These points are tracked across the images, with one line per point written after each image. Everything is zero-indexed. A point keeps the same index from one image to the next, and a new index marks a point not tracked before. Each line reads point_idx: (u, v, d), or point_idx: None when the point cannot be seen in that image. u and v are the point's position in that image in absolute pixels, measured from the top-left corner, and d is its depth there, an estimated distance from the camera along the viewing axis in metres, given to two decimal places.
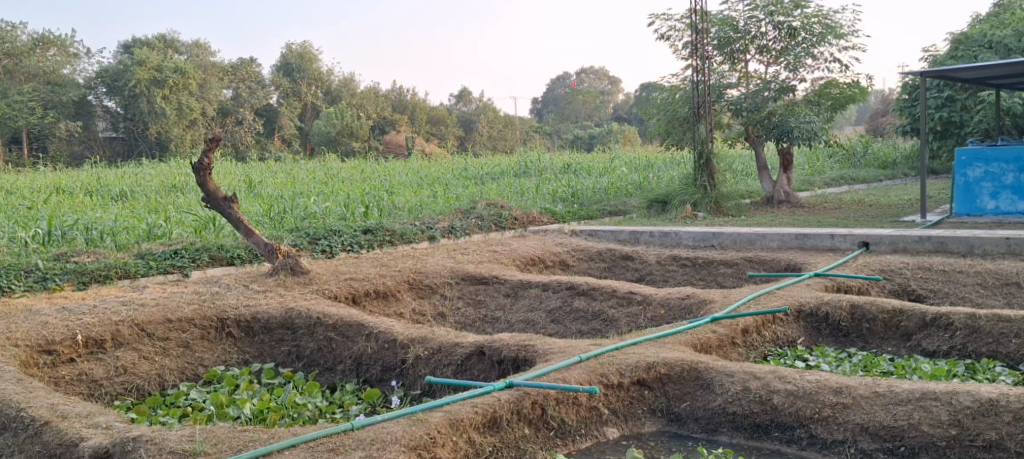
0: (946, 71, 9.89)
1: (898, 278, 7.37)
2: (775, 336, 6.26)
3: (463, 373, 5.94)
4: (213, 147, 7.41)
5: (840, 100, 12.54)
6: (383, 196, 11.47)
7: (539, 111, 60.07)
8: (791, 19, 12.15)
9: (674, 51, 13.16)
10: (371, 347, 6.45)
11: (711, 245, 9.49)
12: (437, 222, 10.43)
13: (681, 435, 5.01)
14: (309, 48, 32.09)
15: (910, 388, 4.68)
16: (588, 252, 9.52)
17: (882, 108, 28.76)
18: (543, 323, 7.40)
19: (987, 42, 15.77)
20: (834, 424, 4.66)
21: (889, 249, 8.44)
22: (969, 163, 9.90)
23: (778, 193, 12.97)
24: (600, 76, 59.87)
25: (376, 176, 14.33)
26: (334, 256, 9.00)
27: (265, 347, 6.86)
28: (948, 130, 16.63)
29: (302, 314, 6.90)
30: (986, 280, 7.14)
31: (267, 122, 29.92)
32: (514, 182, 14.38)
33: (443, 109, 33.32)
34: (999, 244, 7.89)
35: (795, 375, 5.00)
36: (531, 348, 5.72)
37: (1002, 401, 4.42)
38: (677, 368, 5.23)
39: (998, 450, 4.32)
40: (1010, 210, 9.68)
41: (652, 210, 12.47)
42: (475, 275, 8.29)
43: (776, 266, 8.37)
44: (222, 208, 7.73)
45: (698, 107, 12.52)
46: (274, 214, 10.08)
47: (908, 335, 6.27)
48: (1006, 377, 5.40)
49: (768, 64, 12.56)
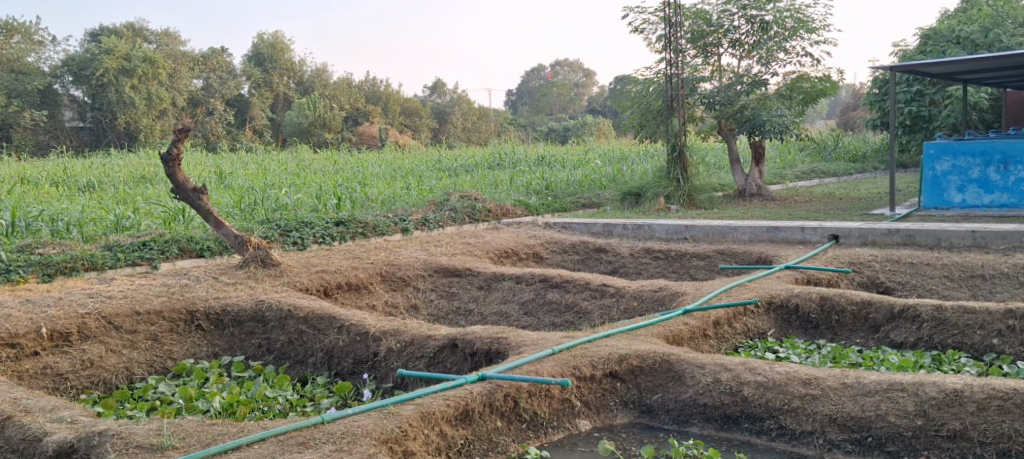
0: (916, 65, 9.93)
1: (867, 271, 7.44)
2: (746, 328, 6.31)
3: (435, 366, 5.92)
4: (182, 137, 7.30)
5: (812, 93, 12.62)
6: (356, 188, 11.39)
7: (513, 104, 60.04)
8: (763, 13, 12.22)
9: (647, 44, 13.17)
10: (343, 340, 6.42)
11: (684, 237, 9.53)
12: (410, 214, 10.38)
13: (652, 427, 5.04)
14: (280, 38, 31.80)
15: (878, 379, 4.74)
16: (561, 245, 9.53)
17: (852, 102, 29.05)
18: (516, 316, 7.39)
19: (956, 38, 15.98)
20: (802, 415, 4.70)
21: (858, 242, 8.52)
22: (937, 156, 10.00)
23: (750, 186, 13.07)
24: (574, 69, 59.92)
25: (349, 168, 14.23)
26: (305, 248, 8.93)
27: (235, 340, 6.79)
28: (917, 124, 16.82)
29: (273, 307, 6.85)
30: (952, 272, 7.24)
31: (238, 112, 29.62)
32: (488, 175, 14.36)
33: (416, 101, 33.18)
34: (965, 237, 8.00)
35: (765, 367, 5.04)
36: (503, 341, 5.71)
37: (966, 392, 4.49)
38: (649, 360, 5.26)
39: (962, 440, 4.39)
40: (976, 203, 9.82)
41: (626, 203, 12.51)
42: (448, 268, 8.27)
43: (747, 258, 8.43)
44: (191, 199, 7.63)
45: (671, 100, 12.56)
46: (245, 206, 9.99)
47: (876, 327, 6.34)
48: (970, 368, 5.48)
49: (741, 58, 12.64)
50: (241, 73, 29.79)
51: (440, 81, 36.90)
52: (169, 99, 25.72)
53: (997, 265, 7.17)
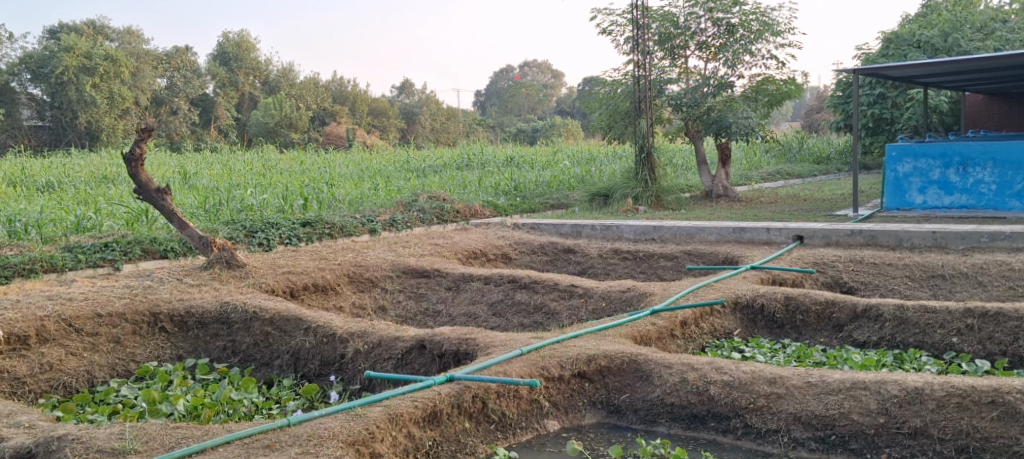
0: (878, 69, 10.07)
1: (831, 271, 7.54)
2: (712, 328, 6.36)
3: (403, 368, 5.90)
4: (146, 137, 7.20)
5: (777, 96, 12.77)
6: (323, 188, 11.31)
7: (482, 104, 60.04)
8: (729, 15, 12.35)
9: (615, 46, 13.23)
10: (309, 341, 6.37)
11: (652, 238, 9.59)
12: (378, 215, 10.34)
13: (620, 427, 5.07)
14: (246, 37, 31.48)
15: (841, 378, 4.80)
16: (530, 245, 9.53)
17: (816, 105, 29.46)
18: (484, 317, 7.40)
19: (916, 42, 16.25)
20: (767, 413, 4.75)
21: (822, 242, 8.63)
22: (899, 158, 10.16)
23: (717, 187, 13.19)
24: (543, 70, 60.06)
25: (316, 168, 14.13)
26: (271, 249, 8.87)
27: (199, 342, 6.70)
28: (879, 126, 17.08)
29: (238, 308, 6.78)
30: (914, 272, 7.35)
31: (203, 112, 29.26)
32: (456, 175, 14.35)
33: (385, 101, 33.04)
34: (926, 237, 8.14)
35: (731, 366, 5.08)
36: (472, 342, 5.71)
37: (927, 390, 4.57)
38: (617, 360, 5.28)
39: (922, 437, 4.46)
40: (936, 204, 10.00)
41: (594, 203, 12.57)
42: (416, 268, 8.23)
43: (714, 259, 8.51)
44: (155, 200, 7.53)
45: (638, 102, 12.64)
46: (209, 206, 9.87)
47: (840, 326, 6.42)
48: (931, 366, 5.58)
49: (707, 60, 12.74)
50: (206, 72, 29.42)
51: (409, 81, 36.79)
52: (132, 98, 25.32)
53: (956, 265, 7.29)
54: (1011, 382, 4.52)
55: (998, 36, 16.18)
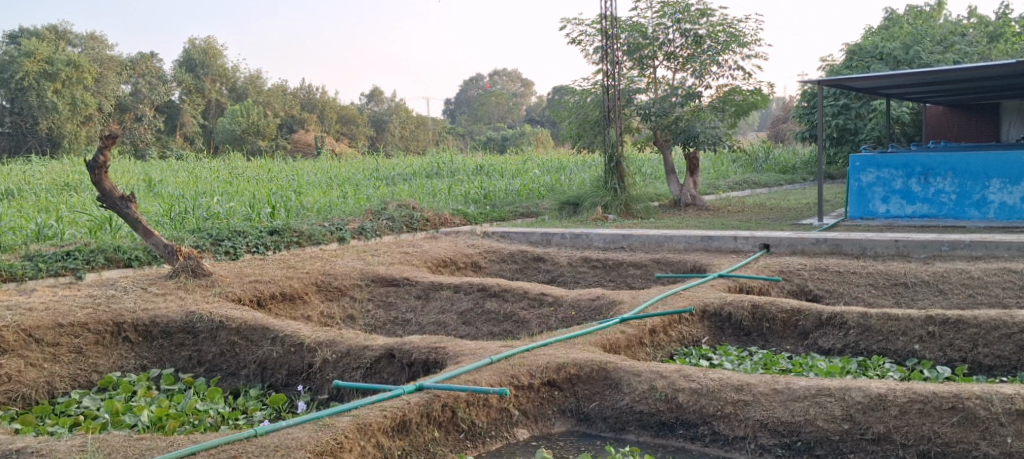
0: (842, 80, 10.20)
1: (797, 279, 7.64)
2: (681, 336, 6.41)
3: (372, 377, 5.87)
4: (110, 144, 7.11)
5: (743, 106, 12.91)
6: (291, 196, 11.24)
7: (451, 112, 60.03)
8: (697, 26, 12.48)
9: (585, 55, 13.31)
10: (277, 351, 6.32)
11: (621, 246, 9.66)
12: (346, 223, 10.29)
13: (590, 435, 5.09)
14: (213, 43, 31.20)
15: (807, 385, 4.84)
16: (500, 254, 9.53)
17: (782, 115, 29.83)
18: (454, 325, 7.40)
19: (879, 54, 16.54)
20: (735, 420, 4.79)
21: (788, 250, 8.74)
22: (862, 168, 10.31)
23: (685, 196, 13.30)
24: (513, 79, 60.17)
25: (283, 175, 14.04)
26: (238, 257, 8.79)
27: (164, 352, 6.62)
28: (844, 136, 17.34)
29: (204, 318, 6.70)
30: (877, 280, 7.46)
31: (168, 119, 28.93)
32: (426, 183, 14.32)
33: (354, 109, 32.92)
34: (889, 246, 8.27)
35: (699, 373, 5.11)
36: (441, 350, 5.68)
37: (889, 396, 4.63)
38: (587, 368, 5.30)
39: (886, 443, 4.52)
40: (899, 213, 10.17)
41: (564, 212, 12.62)
42: (385, 277, 8.20)
43: (682, 267, 8.57)
44: (119, 208, 7.44)
45: (608, 111, 12.75)
46: (175, 214, 9.75)
47: (805, 333, 6.50)
48: (894, 373, 5.67)
49: (676, 70, 12.85)
50: (172, 78, 29.09)
51: (378, 89, 36.69)
52: (95, 105, 24.95)
53: (918, 273, 7.42)
54: (971, 388, 4.60)
55: (957, 50, 16.53)
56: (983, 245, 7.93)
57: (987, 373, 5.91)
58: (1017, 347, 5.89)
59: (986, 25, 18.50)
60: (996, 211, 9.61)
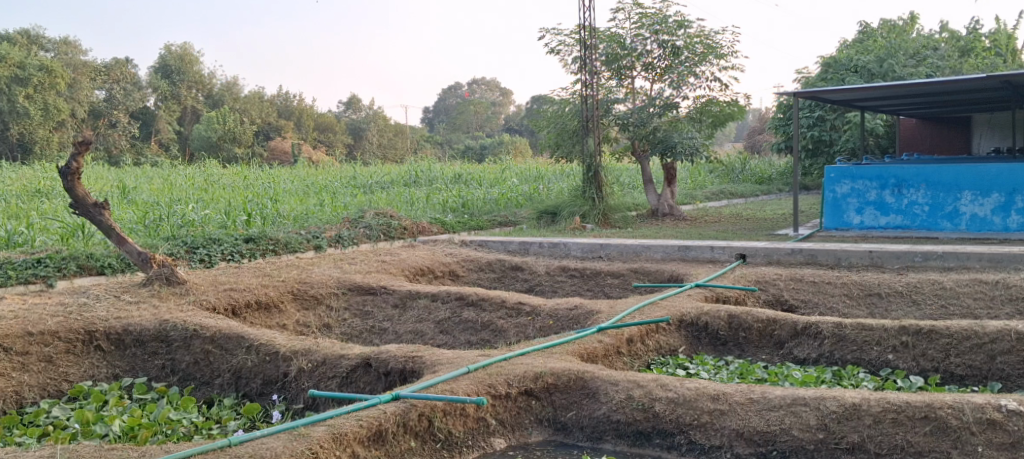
0: (817, 92, 10.31)
1: (772, 289, 7.70)
2: (658, 346, 6.43)
3: (348, 386, 5.83)
4: (83, 150, 7.04)
5: (720, 117, 13.00)
6: (267, 204, 11.16)
7: (429, 121, 59.99)
8: (674, 38, 12.56)
9: (563, 65, 13.35)
10: (251, 360, 6.26)
11: (598, 256, 9.69)
12: (323, 231, 10.24)
13: (567, 444, 5.08)
14: (189, 49, 30.99)
15: (782, 394, 4.87)
16: (478, 263, 9.51)
17: (758, 126, 30.12)
18: (431, 335, 7.38)
19: (853, 67, 16.73)
20: (711, 430, 4.80)
21: (764, 260, 8.80)
22: (837, 180, 10.43)
23: (662, 206, 13.37)
24: (491, 88, 60.29)
25: (260, 183, 13.95)
26: (213, 265, 8.72)
27: (137, 361, 6.55)
28: (819, 148, 17.54)
29: (178, 326, 6.63)
30: (852, 291, 7.53)
31: (143, 125, 28.66)
32: (404, 192, 14.28)
33: (331, 116, 32.86)
34: (863, 256, 8.35)
35: (676, 383, 5.13)
36: (418, 360, 5.66)
37: (864, 406, 4.66)
38: (564, 378, 5.29)
39: (860, 452, 4.55)
40: (873, 224, 10.28)
41: (542, 221, 12.63)
42: (362, 286, 8.15)
43: (659, 277, 8.60)
44: (92, 215, 7.35)
45: (586, 121, 12.86)
46: (149, 221, 9.66)
47: (781, 343, 6.55)
48: (868, 382, 5.71)
49: (653, 81, 12.92)
50: (147, 84, 28.82)
51: (356, 97, 36.62)
52: (67, 110, 24.63)
53: (892, 284, 7.49)
54: (943, 398, 4.65)
55: (930, 63, 16.78)
56: (955, 256, 8.02)
57: (959, 383, 5.96)
58: (988, 357, 5.94)
59: (957, 39, 18.79)
60: (968, 222, 9.74)
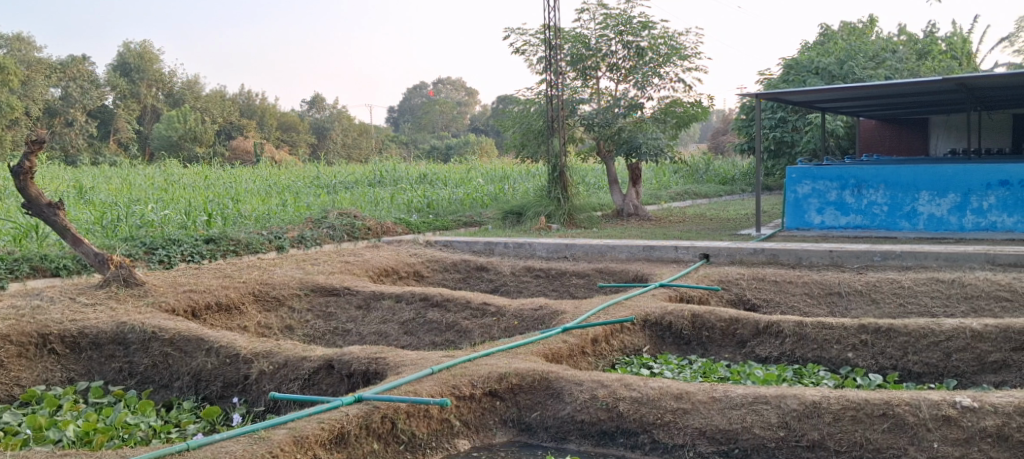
0: (780, 93, 10.47)
1: (735, 289, 7.77)
2: (622, 345, 6.44)
3: (310, 388, 5.77)
4: (36, 149, 6.89)
5: (684, 118, 13.07)
6: (228, 204, 11.02)
7: (395, 120, 59.72)
8: (638, 39, 12.62)
9: (528, 65, 13.36)
10: (211, 362, 6.17)
11: (564, 256, 9.70)
12: (286, 232, 10.13)
13: (531, 445, 5.07)
14: (149, 47, 30.61)
15: (743, 393, 4.90)
16: (443, 263, 9.47)
17: (722, 126, 30.45)
18: (396, 336, 7.34)
19: (815, 69, 16.96)
20: (674, 428, 4.82)
21: (727, 260, 8.88)
22: (798, 180, 10.55)
23: (627, 206, 13.42)
24: (457, 87, 60.29)
25: (221, 183, 13.77)
26: (172, 266, 8.60)
27: (93, 364, 6.44)
28: (781, 149, 17.76)
29: (136, 328, 6.52)
30: (812, 290, 7.62)
31: (101, 124, 28.10)
32: (369, 192, 14.19)
33: (295, 116, 32.58)
34: (824, 256, 8.46)
35: (640, 382, 5.15)
36: (382, 361, 5.61)
37: (824, 403, 4.71)
38: (528, 378, 5.28)
39: (820, 450, 4.60)
40: (833, 224, 10.40)
41: (507, 221, 12.61)
42: (325, 286, 8.07)
43: (624, 276, 8.63)
44: (46, 215, 7.20)
45: (551, 121, 12.88)
46: (107, 222, 9.50)
47: (743, 342, 6.59)
48: (828, 380, 5.78)
49: (618, 81, 12.97)
50: (105, 82, 28.33)
51: (321, 96, 36.37)
52: (23, 108, 23.94)
53: (851, 283, 7.59)
54: (900, 395, 4.71)
55: (888, 66, 17.07)
56: (913, 256, 8.15)
57: (916, 380, 6.06)
58: (944, 354, 6.06)
59: (915, 42, 19.12)
60: (925, 222, 9.91)
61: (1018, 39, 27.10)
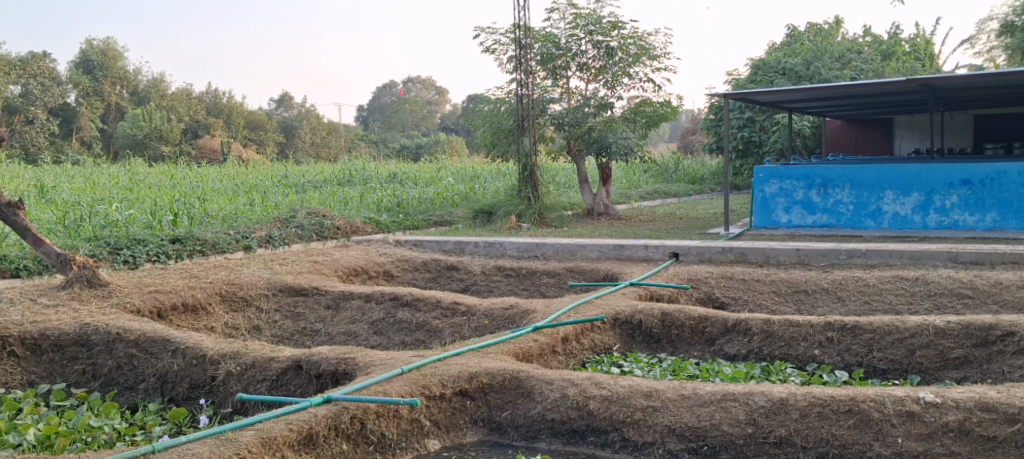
0: (746, 94, 10.52)
1: (704, 287, 7.83)
2: (593, 344, 6.46)
3: (279, 389, 5.71)
4: None
5: (654, 117, 13.14)
6: (195, 203, 10.90)
7: (364, 119, 59.39)
8: (608, 39, 12.65)
9: (498, 64, 13.34)
10: (177, 363, 6.08)
11: (534, 255, 9.71)
12: (253, 231, 10.03)
13: (501, 444, 5.07)
14: (112, 45, 30.16)
15: (712, 390, 4.94)
16: (413, 262, 9.43)
17: (691, 126, 30.65)
18: (365, 336, 7.30)
19: (781, 69, 17.17)
20: (644, 426, 4.84)
21: (696, 259, 8.94)
22: (766, 179, 10.66)
23: (598, 205, 13.45)
24: (427, 86, 60.10)
25: (187, 182, 13.58)
26: (137, 267, 8.48)
27: (55, 367, 6.33)
28: (749, 149, 17.93)
29: (99, 330, 6.43)
30: (780, 288, 7.68)
31: (63, 123, 27.58)
32: (337, 191, 14.10)
33: (263, 114, 32.27)
34: (791, 254, 8.55)
35: (610, 381, 5.17)
36: (351, 361, 5.57)
37: (791, 400, 4.76)
38: (499, 377, 5.27)
39: (787, 446, 4.64)
40: (800, 223, 10.52)
41: (478, 220, 12.60)
42: (294, 286, 8.00)
43: (594, 276, 8.65)
44: (5, 215, 7.06)
45: (522, 120, 12.86)
46: (69, 221, 9.36)
47: (712, 340, 6.64)
48: (795, 377, 5.84)
49: (588, 81, 12.99)
50: (67, 80, 27.80)
51: (289, 94, 36.12)
52: None
53: (818, 281, 7.68)
54: (866, 392, 4.77)
55: (854, 66, 17.29)
56: (878, 254, 8.25)
57: (882, 376, 6.13)
58: (908, 351, 6.14)
59: (879, 43, 19.38)
60: (890, 221, 10.05)
61: (978, 41, 27.58)
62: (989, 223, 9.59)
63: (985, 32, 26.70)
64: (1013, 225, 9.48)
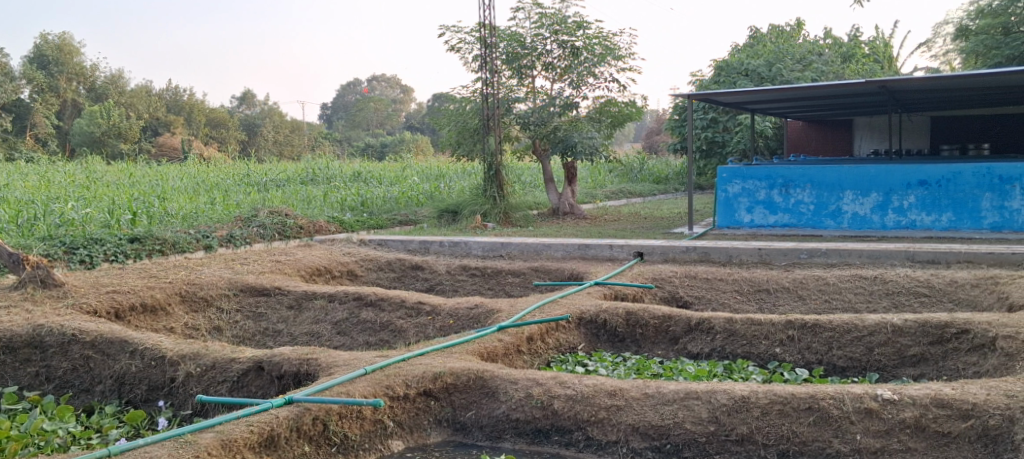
0: (708, 95, 10.54)
1: (668, 286, 7.88)
2: (558, 343, 6.46)
3: (239, 390, 5.63)
4: None
5: (618, 117, 13.20)
6: (154, 202, 10.71)
7: (328, 117, 58.93)
8: (573, 39, 12.67)
9: (463, 63, 13.30)
10: (135, 365, 5.97)
11: (499, 255, 9.70)
12: (214, 231, 9.89)
13: (465, 444, 5.05)
14: (68, 39, 29.56)
15: (675, 389, 4.96)
16: (377, 262, 9.35)
17: (656, 126, 30.85)
18: (328, 336, 7.24)
19: (744, 70, 17.36)
20: (608, 425, 4.85)
21: (660, 258, 8.99)
22: (729, 180, 10.76)
23: (563, 205, 13.46)
24: (392, 84, 59.82)
25: (146, 180, 13.37)
26: (94, 267, 8.32)
27: (7, 370, 6.20)
28: (712, 149, 18.09)
29: (54, 331, 6.29)
30: (742, 287, 7.75)
31: (18, 119, 26.97)
32: (300, 190, 13.97)
33: (224, 112, 31.88)
34: (753, 254, 8.64)
35: (574, 380, 5.17)
36: (313, 362, 5.51)
37: (752, 398, 4.80)
38: (463, 377, 5.25)
39: (749, 443, 4.67)
40: (762, 222, 10.64)
41: (443, 219, 12.56)
42: (255, 286, 7.90)
43: (559, 275, 8.66)
44: None
45: (486, 119, 12.86)
46: (23, 220, 9.16)
47: (676, 339, 6.68)
48: (756, 375, 5.90)
49: (554, 81, 12.99)
50: (22, 76, 27.18)
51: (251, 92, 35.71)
52: None
53: (779, 280, 7.75)
54: (825, 389, 4.83)
55: (815, 68, 17.51)
56: (837, 253, 8.37)
57: (841, 374, 6.22)
58: (866, 349, 6.24)
59: (840, 45, 19.64)
60: (849, 221, 10.20)
61: (934, 44, 28.06)
62: (945, 223, 9.77)
63: (941, 36, 27.20)
64: (968, 225, 9.66)
